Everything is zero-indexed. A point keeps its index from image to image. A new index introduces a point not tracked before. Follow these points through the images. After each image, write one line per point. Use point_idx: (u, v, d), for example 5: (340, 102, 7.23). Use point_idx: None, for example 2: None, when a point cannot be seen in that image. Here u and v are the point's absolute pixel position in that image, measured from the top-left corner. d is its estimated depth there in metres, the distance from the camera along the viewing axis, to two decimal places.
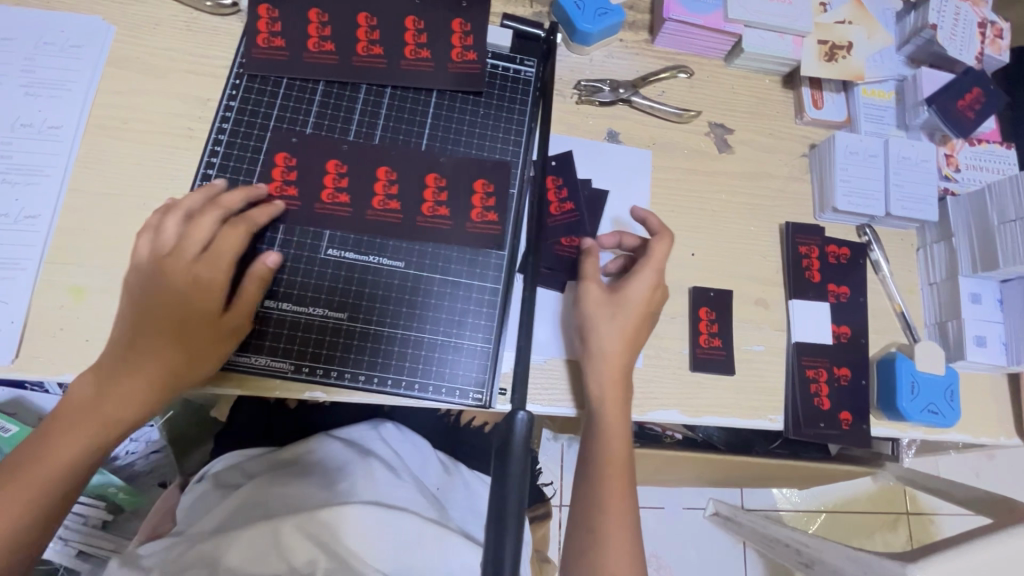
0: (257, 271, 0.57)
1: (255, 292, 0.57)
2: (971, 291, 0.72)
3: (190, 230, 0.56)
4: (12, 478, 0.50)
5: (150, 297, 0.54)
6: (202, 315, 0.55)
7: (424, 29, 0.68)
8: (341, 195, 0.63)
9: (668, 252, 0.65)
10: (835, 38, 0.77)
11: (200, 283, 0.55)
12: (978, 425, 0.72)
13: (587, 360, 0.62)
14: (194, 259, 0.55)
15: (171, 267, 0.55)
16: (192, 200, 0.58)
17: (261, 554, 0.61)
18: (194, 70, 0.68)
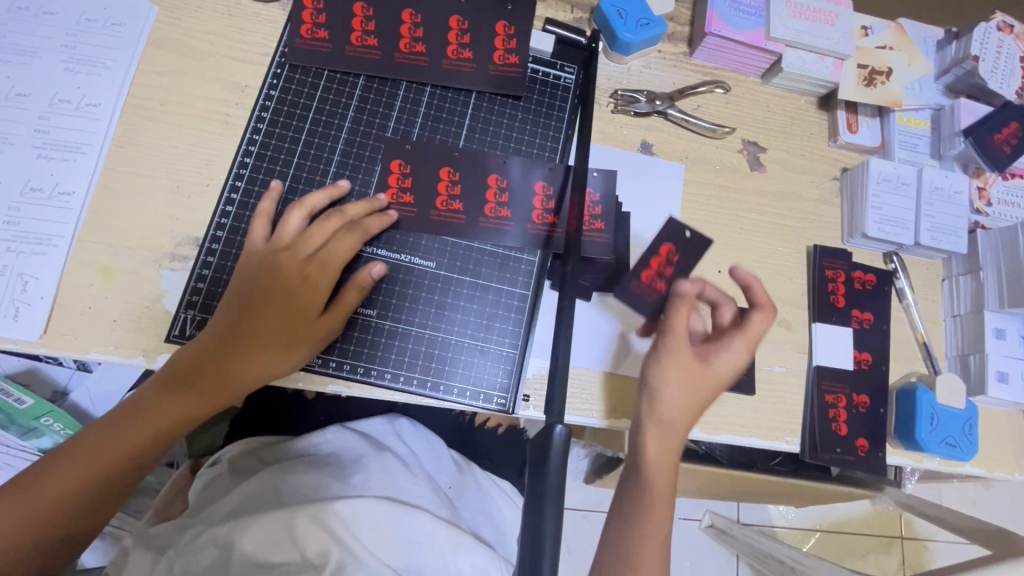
0: (360, 281, 0.58)
1: (352, 301, 0.58)
2: (996, 326, 0.72)
3: (311, 232, 0.58)
4: (98, 451, 0.55)
5: (259, 288, 0.57)
6: (296, 318, 0.56)
7: (468, 29, 0.67)
8: (405, 196, 0.64)
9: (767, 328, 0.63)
10: (875, 63, 0.76)
11: (311, 284, 0.57)
12: (993, 459, 0.72)
13: (649, 414, 0.60)
14: (309, 258, 0.58)
15: (287, 264, 0.57)
16: (318, 200, 0.60)
17: (274, 541, 0.59)
18: (234, 55, 0.68)
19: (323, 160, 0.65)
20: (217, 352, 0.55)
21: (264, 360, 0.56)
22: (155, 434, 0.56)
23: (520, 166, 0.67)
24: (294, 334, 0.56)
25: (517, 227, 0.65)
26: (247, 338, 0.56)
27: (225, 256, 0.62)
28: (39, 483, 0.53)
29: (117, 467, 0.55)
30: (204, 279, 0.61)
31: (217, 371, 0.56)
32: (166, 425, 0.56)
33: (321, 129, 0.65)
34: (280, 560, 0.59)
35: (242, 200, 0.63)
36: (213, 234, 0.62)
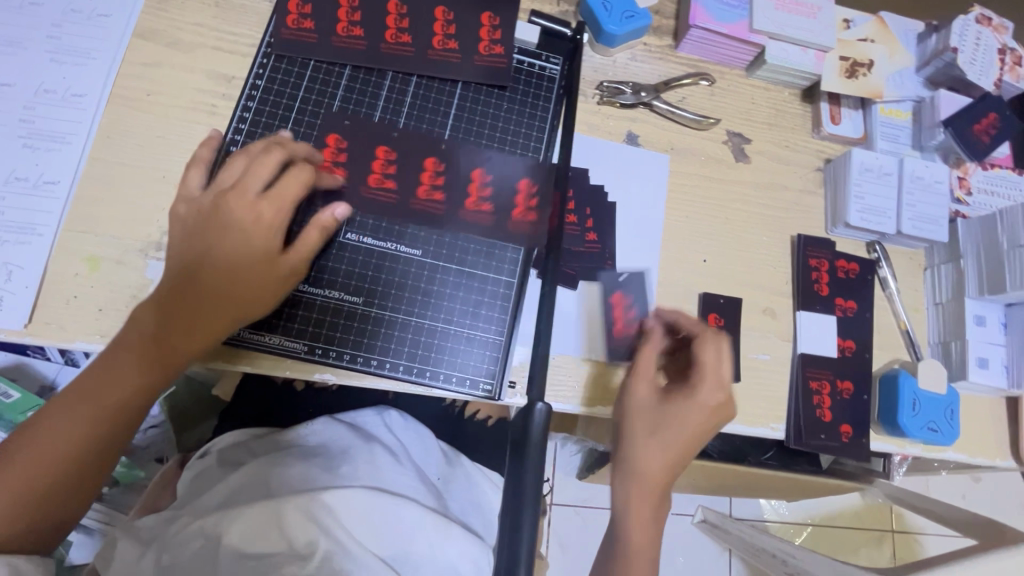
0: (321, 221, 0.57)
1: (314, 239, 0.56)
2: (976, 313, 0.73)
3: (255, 174, 0.56)
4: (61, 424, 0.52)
5: (201, 233, 0.54)
6: (252, 262, 0.54)
7: (453, 21, 0.68)
8: (387, 181, 0.64)
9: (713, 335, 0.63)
10: (857, 55, 0.77)
11: (259, 220, 0.54)
12: (975, 445, 0.73)
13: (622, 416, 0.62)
14: (258, 199, 0.55)
15: (229, 204, 0.55)
16: (259, 147, 0.58)
17: (261, 530, 0.59)
18: (220, 46, 0.68)
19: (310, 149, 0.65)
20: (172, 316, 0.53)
21: (220, 313, 0.54)
22: (131, 396, 0.53)
23: (498, 159, 0.67)
24: (254, 279, 0.54)
25: (497, 223, 0.65)
26: (202, 285, 0.53)
27: None
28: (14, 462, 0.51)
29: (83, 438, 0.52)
30: None
31: (191, 324, 0.54)
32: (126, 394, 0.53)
33: (308, 118, 0.65)
34: (268, 549, 0.59)
35: None
36: None
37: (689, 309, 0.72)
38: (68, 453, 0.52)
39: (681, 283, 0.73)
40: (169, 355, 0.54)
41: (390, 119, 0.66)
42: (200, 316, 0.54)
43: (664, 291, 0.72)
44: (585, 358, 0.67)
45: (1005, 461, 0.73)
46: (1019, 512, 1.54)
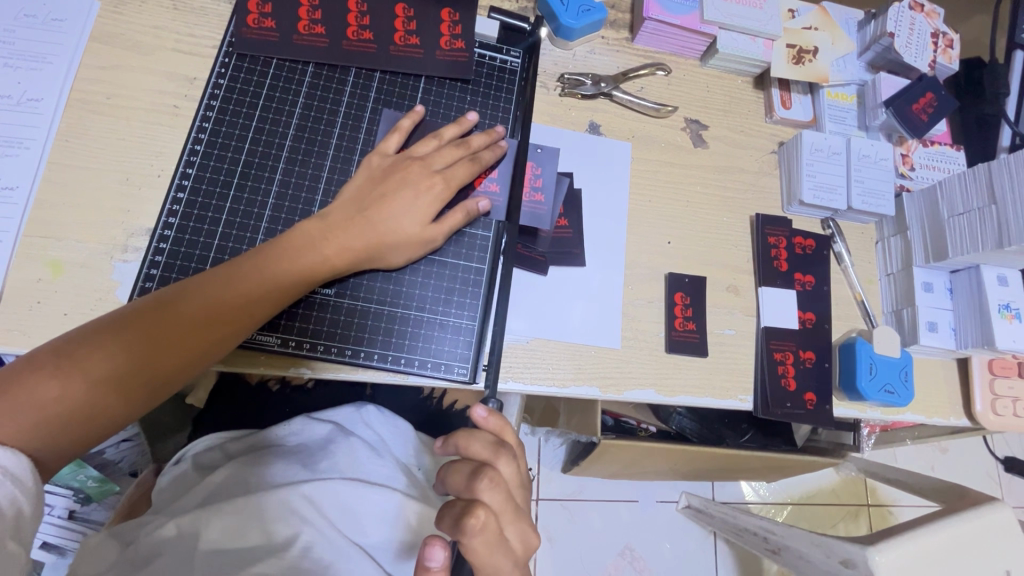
0: (469, 208, 0.64)
1: (459, 221, 0.63)
2: (924, 280, 0.77)
3: (436, 153, 0.64)
4: (77, 354, 0.49)
5: (378, 185, 0.61)
6: (406, 226, 0.60)
7: (413, 17, 0.69)
8: (353, 149, 0.66)
9: (487, 439, 0.52)
10: (803, 42, 0.81)
11: (434, 192, 0.62)
12: (930, 406, 0.77)
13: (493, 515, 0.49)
14: (437, 171, 0.63)
15: (418, 171, 0.62)
16: (451, 133, 0.66)
17: (243, 525, 0.60)
18: (180, 48, 0.68)
19: (275, 145, 0.65)
20: (216, 283, 0.55)
21: (261, 286, 0.56)
22: (159, 351, 0.52)
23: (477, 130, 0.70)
24: (393, 241, 0.60)
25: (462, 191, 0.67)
26: (360, 230, 0.59)
27: (178, 243, 0.61)
28: (8, 392, 0.47)
29: (112, 374, 0.50)
30: (157, 267, 0.60)
31: (220, 290, 0.55)
32: (155, 347, 0.52)
33: (272, 115, 0.66)
34: (247, 544, 0.60)
35: (193, 187, 0.62)
36: (165, 221, 0.61)
37: (656, 289, 0.74)
38: (84, 385, 0.49)
39: (647, 264, 0.75)
40: (189, 319, 0.53)
41: (357, 114, 0.67)
42: (238, 281, 0.55)
43: (632, 273, 0.74)
44: (559, 340, 0.69)
45: (960, 419, 0.78)
46: (983, 478, 1.62)
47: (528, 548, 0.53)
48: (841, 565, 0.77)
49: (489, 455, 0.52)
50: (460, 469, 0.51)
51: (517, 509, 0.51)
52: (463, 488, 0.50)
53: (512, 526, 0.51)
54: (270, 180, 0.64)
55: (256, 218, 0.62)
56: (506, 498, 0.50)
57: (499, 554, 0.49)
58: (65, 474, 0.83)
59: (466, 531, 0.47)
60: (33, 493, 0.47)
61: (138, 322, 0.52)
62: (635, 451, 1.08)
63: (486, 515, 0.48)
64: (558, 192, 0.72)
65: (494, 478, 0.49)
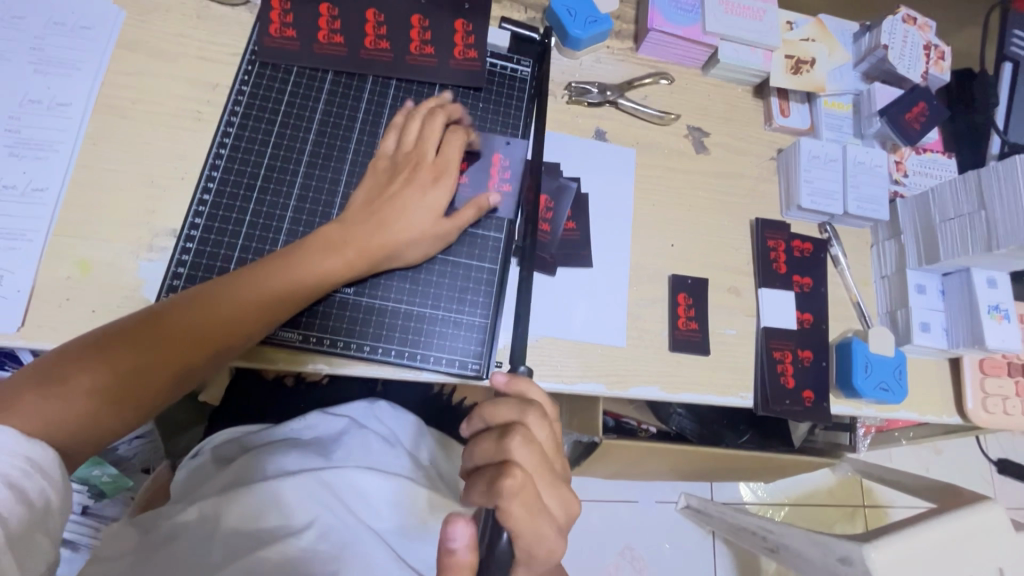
0: (477, 204, 0.66)
1: (468, 217, 0.65)
2: (917, 282, 0.80)
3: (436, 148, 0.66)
4: (108, 349, 0.52)
5: (387, 185, 0.64)
6: (417, 221, 0.63)
7: (429, 27, 0.72)
8: (370, 154, 0.69)
9: (516, 404, 0.54)
10: (800, 53, 0.84)
11: (442, 188, 0.64)
12: (923, 403, 0.80)
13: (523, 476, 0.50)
14: (440, 169, 0.65)
15: (419, 168, 0.65)
16: (466, 139, 0.69)
17: (262, 510, 0.63)
18: (203, 56, 0.71)
19: (296, 149, 0.67)
20: (239, 281, 0.57)
21: (281, 283, 0.58)
22: (185, 347, 0.55)
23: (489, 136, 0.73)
24: (406, 237, 0.63)
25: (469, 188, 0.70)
26: (371, 228, 0.62)
27: (204, 243, 0.63)
28: (40, 384, 0.49)
29: (141, 368, 0.53)
30: (184, 265, 0.62)
31: (241, 288, 0.57)
32: (181, 343, 0.54)
33: (292, 121, 0.68)
34: (265, 530, 0.62)
35: (218, 190, 0.65)
36: (191, 221, 0.63)
37: (660, 290, 0.77)
38: (114, 378, 0.52)
39: (651, 266, 0.78)
40: (214, 316, 0.55)
41: (374, 121, 0.70)
42: (258, 280, 0.58)
43: (636, 274, 0.77)
44: (566, 338, 0.72)
45: (952, 417, 0.80)
46: (976, 480, 1.65)
47: (564, 510, 0.54)
48: (838, 562, 0.80)
49: (517, 416, 0.54)
50: (489, 437, 0.53)
51: (550, 469, 0.53)
52: (495, 451, 0.52)
53: (548, 486, 0.52)
54: (292, 183, 0.66)
55: (278, 220, 0.65)
56: (537, 458, 0.52)
57: (537, 512, 0.50)
58: (82, 469, 0.85)
59: (505, 489, 0.49)
60: (60, 485, 0.49)
61: (166, 319, 0.54)
62: (636, 450, 1.11)
63: (521, 473, 0.50)
64: (563, 201, 0.75)
65: (525, 435, 0.52)
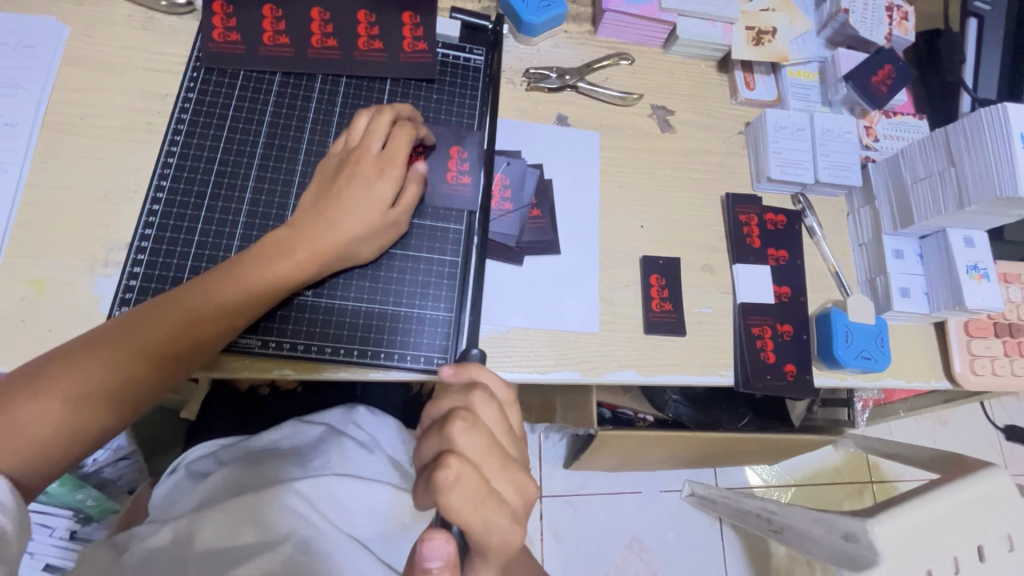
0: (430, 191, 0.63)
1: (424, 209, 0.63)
2: (894, 247, 0.78)
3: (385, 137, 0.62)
4: (62, 372, 0.50)
5: (331, 181, 0.61)
6: (361, 215, 0.59)
7: (376, 22, 0.71)
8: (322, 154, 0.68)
9: (465, 387, 0.46)
10: (761, 24, 0.83)
11: (389, 176, 0.61)
12: (908, 370, 0.78)
13: (461, 478, 0.40)
14: (386, 158, 0.61)
15: (365, 159, 0.60)
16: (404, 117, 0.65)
17: (238, 524, 0.62)
18: (152, 67, 0.70)
19: (247, 153, 0.66)
20: (194, 294, 0.56)
21: (236, 292, 0.56)
22: (141, 364, 0.53)
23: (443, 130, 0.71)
24: (353, 232, 0.59)
25: (435, 187, 0.69)
26: (320, 229, 0.59)
27: (155, 254, 0.62)
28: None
29: (97, 389, 0.51)
30: (136, 278, 0.61)
31: (197, 299, 0.55)
32: (137, 361, 0.53)
33: (242, 125, 0.67)
34: (242, 542, 0.61)
35: (168, 199, 0.64)
36: (142, 233, 0.62)
37: (632, 273, 0.76)
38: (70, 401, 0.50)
39: (622, 249, 0.76)
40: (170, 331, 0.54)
41: (325, 120, 0.69)
42: (212, 289, 0.56)
43: (607, 258, 0.76)
44: (538, 329, 0.70)
45: (940, 382, 0.79)
46: (985, 448, 1.63)
47: (526, 497, 0.44)
48: (844, 539, 0.77)
49: (464, 398, 0.45)
50: (431, 427, 0.44)
51: (504, 454, 0.43)
52: (438, 444, 0.43)
53: (503, 477, 0.43)
54: (243, 188, 0.65)
55: (231, 226, 0.64)
56: (486, 441, 0.43)
57: (488, 510, 0.41)
58: (65, 495, 0.85)
59: (442, 488, 0.39)
60: (15, 512, 0.46)
61: (121, 336, 0.53)
62: (632, 440, 1.09)
63: (460, 463, 0.40)
64: (526, 183, 0.74)
65: (467, 418, 0.43)
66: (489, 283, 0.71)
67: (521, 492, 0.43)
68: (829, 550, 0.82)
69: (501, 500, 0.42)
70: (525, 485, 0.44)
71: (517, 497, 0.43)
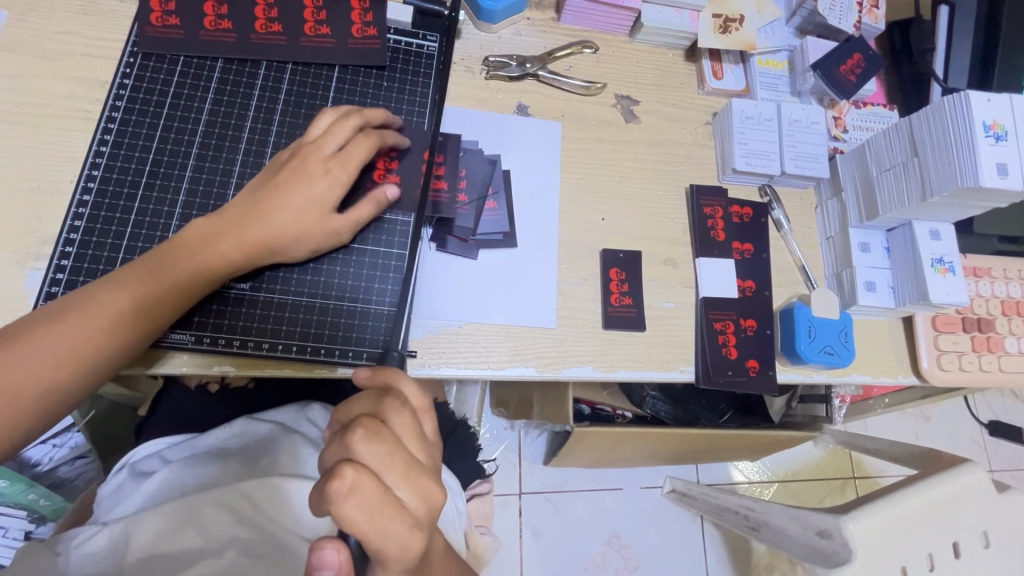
0: (377, 196, 0.61)
1: (368, 211, 0.61)
2: (860, 240, 0.76)
3: (333, 132, 0.60)
4: None
5: (272, 174, 0.59)
6: (298, 212, 0.58)
7: (323, 6, 0.68)
8: (264, 143, 0.65)
9: (375, 397, 0.45)
10: (728, 11, 0.80)
11: (331, 177, 0.59)
12: (873, 366, 0.77)
13: (358, 483, 0.38)
14: (331, 155, 0.59)
15: (311, 156, 0.59)
16: (367, 118, 0.63)
17: (177, 527, 0.61)
18: (90, 53, 0.67)
19: (185, 142, 0.64)
20: (118, 285, 0.53)
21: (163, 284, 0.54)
22: (62, 359, 0.51)
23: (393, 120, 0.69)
24: (287, 231, 0.57)
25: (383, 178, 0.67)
26: (253, 222, 0.57)
27: (85, 246, 0.60)
28: None
29: (15, 386, 0.49)
30: (64, 271, 0.59)
31: (121, 290, 0.53)
32: (57, 356, 0.51)
33: (180, 113, 0.65)
34: (179, 547, 0.59)
35: (100, 189, 0.61)
36: (71, 224, 0.60)
37: (592, 267, 0.74)
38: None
39: (582, 242, 0.74)
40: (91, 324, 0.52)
41: (268, 108, 0.66)
42: (137, 281, 0.54)
43: (566, 251, 0.74)
44: (492, 323, 0.69)
45: (908, 377, 0.77)
46: (967, 444, 1.62)
47: (432, 508, 0.42)
48: (819, 536, 0.76)
49: (375, 407, 0.44)
50: (335, 433, 0.43)
51: (410, 462, 0.42)
52: (340, 452, 0.41)
53: (406, 484, 0.41)
54: (180, 178, 0.63)
55: (166, 217, 0.61)
56: (391, 448, 0.41)
57: (386, 518, 0.38)
58: (17, 492, 0.86)
59: (333, 497, 0.37)
60: None
61: (40, 330, 0.51)
62: (605, 437, 1.08)
63: (355, 471, 0.38)
64: (483, 175, 0.71)
65: (370, 424, 0.42)
66: (441, 277, 0.69)
67: (426, 503, 0.41)
68: (802, 547, 0.80)
69: (402, 509, 0.40)
70: (432, 493, 0.42)
71: (420, 507, 0.41)
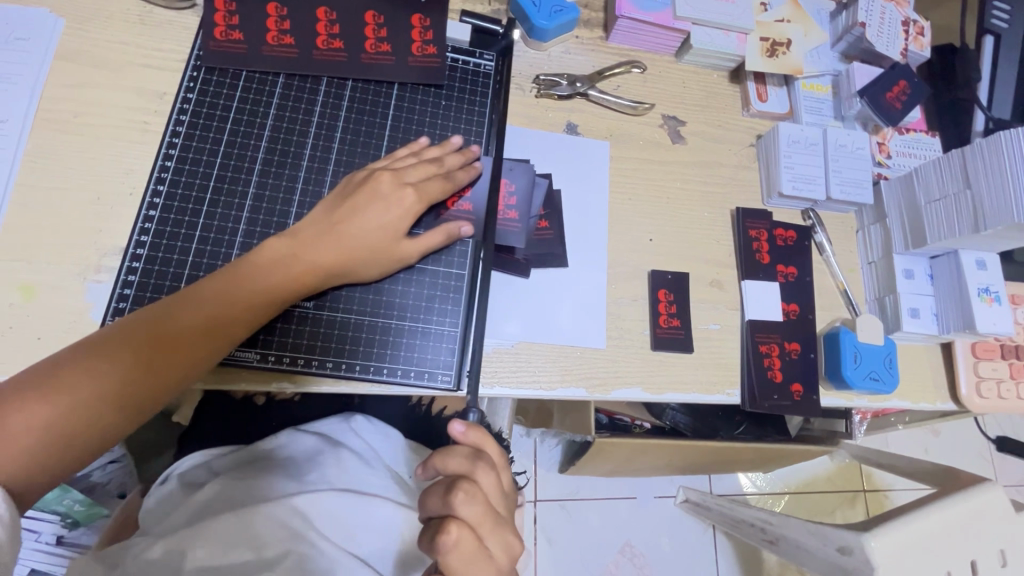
0: (447, 230, 0.63)
1: (436, 243, 0.62)
2: (904, 267, 0.77)
3: (414, 169, 0.63)
4: (51, 383, 0.47)
5: (348, 196, 0.60)
6: (371, 236, 0.59)
7: (384, 24, 0.68)
8: (326, 159, 0.66)
9: (467, 455, 0.50)
10: (775, 35, 0.81)
11: (403, 204, 0.60)
12: (914, 392, 0.77)
13: (460, 544, 0.46)
14: (408, 184, 0.61)
15: (390, 183, 0.61)
16: (432, 152, 0.66)
17: (232, 542, 0.60)
18: (150, 64, 0.67)
19: (248, 158, 0.64)
20: (190, 304, 0.54)
21: (233, 304, 0.55)
22: (132, 377, 0.50)
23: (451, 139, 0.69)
24: (358, 253, 0.59)
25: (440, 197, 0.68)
26: (329, 243, 0.58)
27: (151, 262, 0.60)
28: None
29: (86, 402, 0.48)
30: (130, 286, 0.59)
31: (192, 309, 0.53)
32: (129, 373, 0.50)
33: (243, 128, 0.65)
34: (236, 562, 0.59)
35: (164, 205, 0.61)
36: (136, 240, 0.60)
37: (640, 288, 0.74)
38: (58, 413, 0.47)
39: (630, 262, 0.75)
40: (164, 342, 0.52)
41: (330, 125, 0.67)
42: (209, 300, 0.54)
43: (614, 271, 0.74)
44: (543, 343, 0.69)
45: (947, 404, 0.78)
46: (976, 459, 1.64)
47: (513, 555, 0.50)
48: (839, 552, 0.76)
49: (468, 468, 0.50)
50: (435, 489, 0.49)
51: (499, 519, 0.49)
52: (441, 506, 0.48)
53: (495, 538, 0.48)
54: (244, 194, 0.63)
55: (231, 233, 0.62)
56: (484, 510, 0.48)
57: (480, 567, 0.47)
58: (52, 497, 0.81)
59: (442, 550, 0.46)
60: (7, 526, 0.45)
61: (112, 346, 0.50)
62: (631, 449, 1.08)
63: (459, 530, 0.46)
64: (534, 196, 0.72)
65: (468, 489, 0.48)
66: (494, 296, 0.69)
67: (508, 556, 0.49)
68: (825, 563, 0.80)
69: (492, 559, 0.48)
70: (514, 547, 0.50)
71: (505, 558, 0.48)
